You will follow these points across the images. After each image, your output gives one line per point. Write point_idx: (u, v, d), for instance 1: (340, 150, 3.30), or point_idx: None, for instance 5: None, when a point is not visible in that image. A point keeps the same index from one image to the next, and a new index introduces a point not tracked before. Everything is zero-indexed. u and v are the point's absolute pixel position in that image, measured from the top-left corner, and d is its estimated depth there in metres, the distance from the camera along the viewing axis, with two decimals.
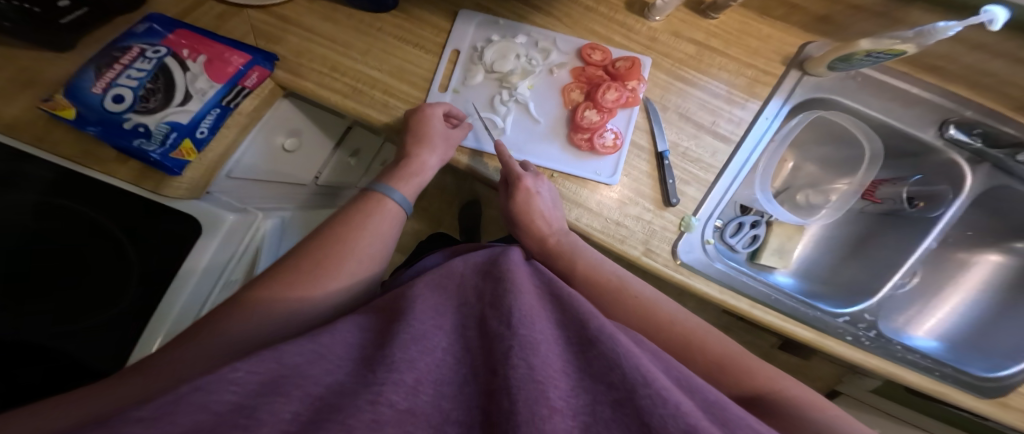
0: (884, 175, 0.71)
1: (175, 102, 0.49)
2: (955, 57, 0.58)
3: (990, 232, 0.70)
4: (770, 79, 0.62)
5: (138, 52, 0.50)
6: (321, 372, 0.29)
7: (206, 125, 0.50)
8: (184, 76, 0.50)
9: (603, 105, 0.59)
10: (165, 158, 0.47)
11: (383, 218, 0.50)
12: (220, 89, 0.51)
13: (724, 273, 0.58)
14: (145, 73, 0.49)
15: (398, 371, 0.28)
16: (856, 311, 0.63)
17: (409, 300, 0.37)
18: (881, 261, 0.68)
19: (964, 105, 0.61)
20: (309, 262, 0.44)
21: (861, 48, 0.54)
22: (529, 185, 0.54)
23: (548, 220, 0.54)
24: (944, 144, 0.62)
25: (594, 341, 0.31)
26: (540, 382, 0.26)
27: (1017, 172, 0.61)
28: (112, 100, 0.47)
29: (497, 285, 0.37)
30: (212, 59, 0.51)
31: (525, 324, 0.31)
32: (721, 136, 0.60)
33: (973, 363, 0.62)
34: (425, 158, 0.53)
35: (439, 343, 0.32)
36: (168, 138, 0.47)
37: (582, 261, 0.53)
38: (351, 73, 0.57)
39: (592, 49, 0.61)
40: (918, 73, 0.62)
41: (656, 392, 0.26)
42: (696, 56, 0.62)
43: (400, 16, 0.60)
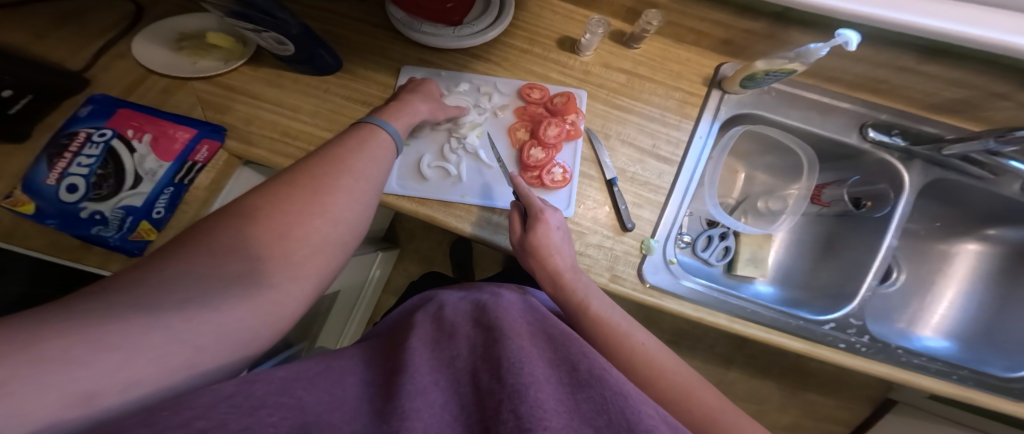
0: (827, 179, 0.73)
1: (127, 186, 0.52)
2: (843, 69, 0.63)
3: (957, 221, 0.69)
4: (696, 100, 0.66)
5: (85, 137, 0.53)
6: (342, 419, 0.28)
7: (162, 204, 0.53)
8: (132, 159, 0.53)
9: (546, 141, 0.61)
10: (123, 241, 0.50)
11: (360, 178, 0.42)
12: (170, 167, 0.54)
13: (695, 291, 0.56)
14: (94, 158, 0.52)
15: (409, 419, 0.28)
16: (841, 316, 0.59)
17: (403, 351, 0.37)
18: (851, 261, 0.66)
19: (875, 110, 0.65)
20: (306, 177, 0.39)
21: (759, 68, 0.60)
22: (549, 220, 0.53)
23: (563, 258, 0.53)
24: (871, 147, 0.65)
25: (584, 384, 0.32)
26: (532, 425, 0.27)
27: (950, 164, 0.63)
28: (67, 190, 0.50)
29: (489, 332, 0.38)
30: (158, 137, 0.55)
31: (519, 370, 0.32)
32: (663, 158, 0.63)
33: (993, 362, 0.61)
34: (417, 103, 0.55)
35: (436, 399, 0.31)
36: (126, 222, 0.51)
37: (595, 304, 0.51)
38: (304, 136, 0.60)
39: (531, 89, 0.64)
40: (825, 85, 0.66)
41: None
42: (627, 84, 0.66)
43: (344, 77, 0.62)
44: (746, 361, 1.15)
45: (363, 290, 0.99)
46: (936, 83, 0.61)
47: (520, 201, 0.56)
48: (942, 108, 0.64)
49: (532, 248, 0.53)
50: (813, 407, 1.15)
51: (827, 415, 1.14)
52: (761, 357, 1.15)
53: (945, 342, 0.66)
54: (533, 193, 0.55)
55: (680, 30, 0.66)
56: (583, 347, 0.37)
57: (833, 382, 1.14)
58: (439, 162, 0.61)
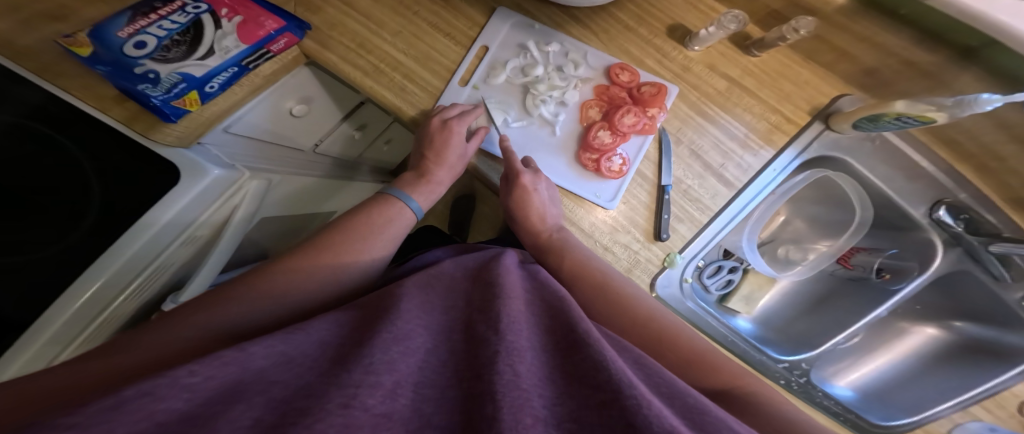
0: (863, 244, 0.76)
1: (195, 56, 0.50)
2: (976, 133, 0.59)
3: (937, 309, 0.76)
4: (790, 128, 0.62)
5: (179, 5, 0.51)
6: (288, 375, 0.31)
7: (218, 81, 0.51)
8: (214, 33, 0.50)
9: (619, 128, 0.59)
10: (165, 105, 0.47)
11: (380, 240, 0.53)
12: (245, 50, 0.51)
13: (692, 311, 0.64)
14: (176, 25, 0.50)
15: (377, 374, 0.31)
16: (796, 359, 0.71)
17: (397, 299, 0.43)
18: (833, 318, 0.76)
19: (961, 186, 0.63)
20: (337, 235, 0.51)
21: (895, 109, 0.54)
22: (527, 182, 0.56)
23: (546, 219, 0.58)
24: (929, 223, 0.67)
25: (578, 346, 0.36)
26: (525, 389, 0.31)
27: (982, 261, 0.66)
28: (134, 46, 0.48)
29: (485, 292, 0.45)
30: (247, 20, 0.52)
31: (511, 330, 0.37)
32: (726, 181, 0.62)
33: (875, 411, 0.71)
34: (437, 174, 0.56)
35: (423, 344, 0.38)
36: (176, 87, 0.48)
37: (567, 255, 0.54)
38: (377, 52, 0.56)
39: (621, 69, 0.59)
40: (936, 145, 0.63)
41: (636, 394, 0.29)
42: (725, 92, 0.61)
43: (439, 3, 0.59)
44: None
45: None
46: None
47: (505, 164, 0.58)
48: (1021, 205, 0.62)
49: (515, 204, 0.57)
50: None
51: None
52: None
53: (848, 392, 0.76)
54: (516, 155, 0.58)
55: (821, 46, 0.59)
56: (577, 312, 0.42)
57: None
58: (508, 122, 0.59)
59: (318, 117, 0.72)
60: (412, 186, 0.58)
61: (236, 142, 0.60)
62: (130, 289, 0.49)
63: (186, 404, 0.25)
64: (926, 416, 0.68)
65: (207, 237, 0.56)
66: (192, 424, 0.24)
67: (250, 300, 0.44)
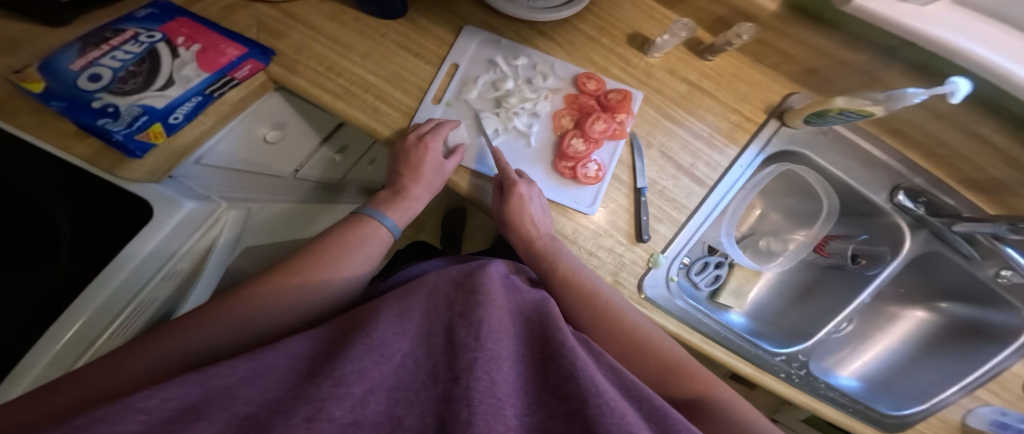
0: (837, 231, 0.78)
1: (155, 87, 0.50)
2: (918, 123, 0.64)
3: (921, 292, 0.78)
4: (750, 127, 0.66)
5: (131, 35, 0.52)
6: (255, 390, 0.30)
7: (182, 112, 0.51)
8: (172, 62, 0.52)
9: (590, 135, 0.61)
10: (128, 139, 0.47)
11: (360, 251, 0.52)
12: (206, 78, 0.52)
13: (682, 309, 0.63)
14: (131, 55, 0.50)
15: (346, 385, 0.30)
16: (792, 351, 0.70)
17: (374, 313, 0.42)
18: (821, 308, 0.76)
19: (916, 172, 0.68)
20: (313, 255, 0.50)
21: (836, 105, 0.58)
22: (523, 191, 0.56)
23: (539, 225, 0.57)
24: (892, 208, 0.69)
25: (552, 358, 0.37)
26: (500, 396, 0.31)
27: (949, 241, 0.69)
28: (88, 78, 0.48)
29: (469, 298, 0.43)
30: (206, 49, 0.53)
31: (492, 339, 0.36)
32: (698, 179, 0.64)
33: (885, 401, 0.69)
34: (415, 192, 0.56)
35: (400, 350, 0.37)
36: (138, 120, 0.48)
37: (562, 264, 0.54)
38: (347, 74, 0.58)
39: (588, 78, 0.62)
40: (887, 136, 0.68)
41: (603, 402, 0.30)
42: (686, 95, 0.65)
43: (406, 24, 0.61)
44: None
45: None
46: (995, 160, 0.61)
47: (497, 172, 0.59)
48: (973, 185, 0.67)
49: (508, 221, 0.57)
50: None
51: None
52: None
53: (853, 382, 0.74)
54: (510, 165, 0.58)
55: (765, 49, 0.64)
56: (557, 322, 0.43)
57: None
58: (486, 137, 0.60)
59: (294, 145, 0.73)
60: (388, 202, 0.57)
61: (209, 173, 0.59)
62: (112, 330, 0.46)
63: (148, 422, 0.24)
64: (935, 403, 0.64)
65: (188, 270, 0.54)
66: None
67: (229, 316, 0.43)
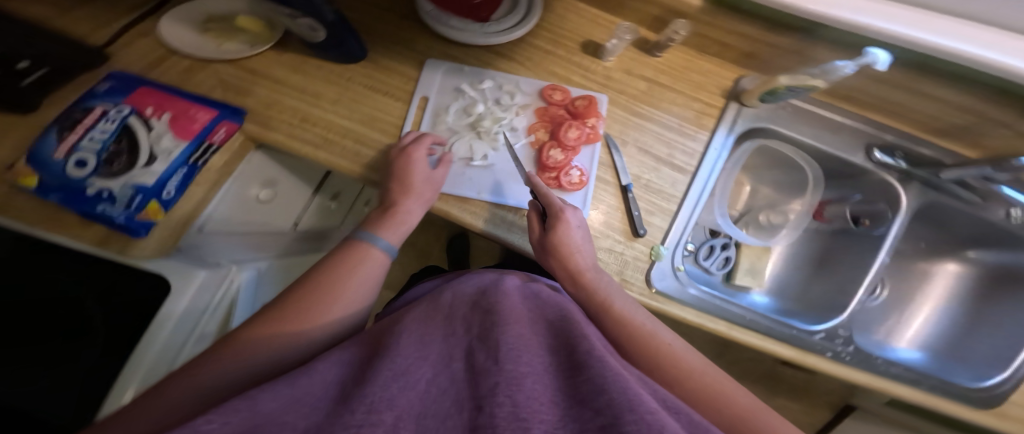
0: (829, 196, 0.77)
1: (140, 164, 0.52)
2: (864, 89, 0.66)
3: (939, 244, 0.76)
4: (714, 112, 0.68)
5: (100, 113, 0.54)
6: (297, 417, 0.26)
7: (173, 185, 0.52)
8: (149, 136, 0.53)
9: (566, 143, 0.63)
10: (130, 220, 0.50)
11: (352, 283, 0.48)
12: (185, 147, 0.54)
13: (698, 297, 0.60)
14: (108, 134, 0.52)
15: (378, 411, 0.27)
16: (830, 327, 0.65)
17: (394, 337, 0.39)
18: (843, 276, 0.72)
19: (883, 129, 0.69)
20: (315, 281, 0.47)
21: (782, 83, 0.61)
22: (569, 220, 0.56)
23: (585, 255, 0.56)
24: (875, 167, 0.69)
25: (581, 368, 0.33)
26: (525, 417, 0.27)
27: (942, 187, 0.68)
28: (75, 165, 0.50)
29: (485, 319, 0.40)
30: (177, 116, 0.55)
31: (512, 359, 0.33)
32: (678, 167, 0.65)
33: (960, 372, 0.66)
34: (410, 207, 0.55)
35: (423, 377, 0.33)
36: (134, 200, 0.50)
37: (617, 304, 0.52)
38: (322, 122, 0.60)
39: (553, 90, 0.65)
40: (847, 106, 0.70)
41: (640, 417, 0.26)
42: (647, 91, 0.67)
43: (369, 66, 0.63)
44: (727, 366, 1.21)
45: None
46: (948, 109, 0.64)
47: (539, 200, 0.58)
48: (943, 131, 0.68)
49: (554, 249, 0.55)
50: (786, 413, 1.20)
51: (796, 420, 1.20)
52: (739, 364, 1.21)
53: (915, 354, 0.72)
54: (551, 193, 0.58)
55: (705, 41, 0.68)
56: (580, 332, 0.39)
57: (803, 388, 1.21)
58: (471, 162, 0.62)
59: (285, 201, 0.75)
60: (380, 223, 0.55)
61: (214, 239, 0.61)
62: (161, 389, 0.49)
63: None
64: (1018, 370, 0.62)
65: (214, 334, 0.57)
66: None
67: (210, 367, 0.38)
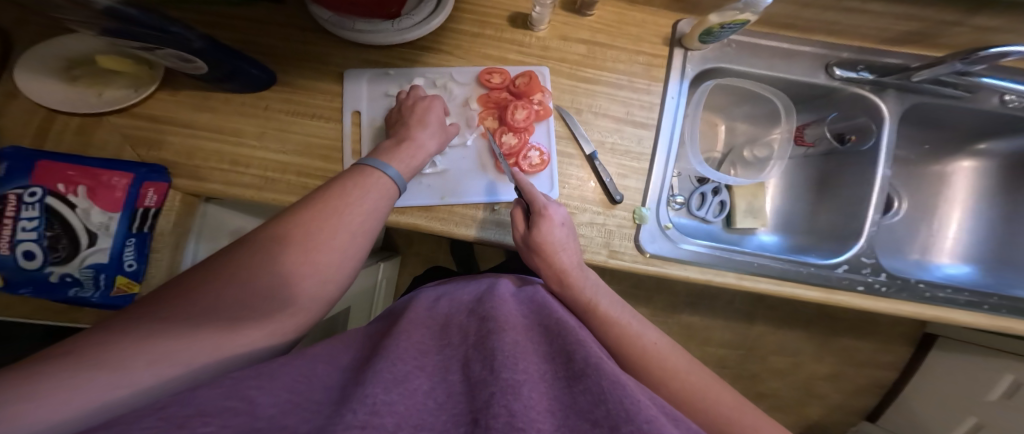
0: (805, 119, 0.71)
1: (84, 245, 0.50)
2: (795, 15, 0.61)
3: (944, 142, 0.69)
4: (661, 62, 0.62)
5: (15, 199, 0.49)
6: (299, 421, 0.22)
7: (130, 257, 0.52)
8: (76, 215, 0.50)
9: (516, 125, 0.58)
10: (106, 298, 0.52)
11: (328, 251, 0.39)
12: (120, 217, 0.51)
13: (697, 252, 0.52)
14: (36, 220, 0.49)
15: (380, 415, 0.23)
16: (851, 257, 0.57)
17: (389, 338, 0.33)
18: (846, 196, 0.66)
19: (835, 49, 0.63)
20: (300, 233, 0.39)
21: (711, 23, 0.56)
22: (552, 214, 0.49)
23: (568, 249, 0.50)
24: (842, 84, 0.63)
25: (581, 375, 0.28)
26: (521, 426, 0.23)
27: (919, 88, 0.62)
28: (24, 258, 0.49)
29: (483, 323, 0.34)
30: (94, 187, 0.50)
31: (508, 367, 0.28)
32: (640, 124, 0.59)
33: (1016, 284, 0.63)
34: (423, 140, 0.52)
35: (421, 385, 0.27)
36: (100, 279, 0.51)
37: (601, 304, 0.48)
38: (256, 162, 0.56)
39: (490, 74, 0.61)
40: (784, 31, 0.64)
41: (639, 427, 0.23)
42: (590, 54, 0.61)
43: (285, 89, 0.58)
44: (769, 314, 1.09)
45: (375, 297, 0.93)
46: (890, 20, 0.59)
47: (523, 197, 0.52)
48: (898, 41, 0.62)
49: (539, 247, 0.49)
50: (852, 354, 1.10)
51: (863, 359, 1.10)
52: (781, 308, 1.09)
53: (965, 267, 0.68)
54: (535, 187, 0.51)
55: None
56: (582, 337, 0.34)
57: (863, 325, 1.08)
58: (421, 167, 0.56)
59: None
60: (391, 151, 0.51)
61: None
62: None
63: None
64: None
65: None
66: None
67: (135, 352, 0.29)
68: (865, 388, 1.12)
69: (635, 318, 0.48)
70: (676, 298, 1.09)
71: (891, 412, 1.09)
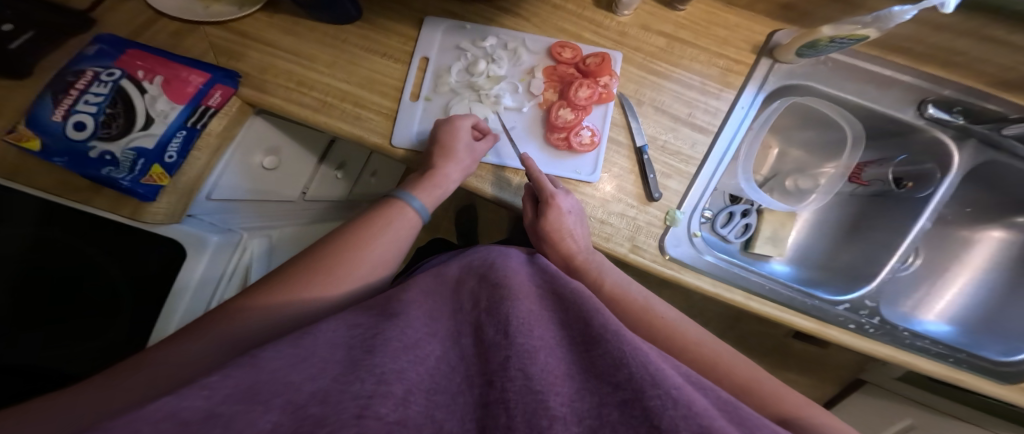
0: (868, 158, 0.73)
1: (138, 127, 0.52)
2: (922, 39, 0.60)
3: (988, 209, 0.71)
4: (742, 68, 0.62)
5: (92, 75, 0.52)
6: (303, 378, 0.28)
7: (173, 149, 0.53)
8: (143, 100, 0.53)
9: (577, 103, 0.59)
10: (135, 184, 0.50)
11: (379, 242, 0.49)
12: (182, 110, 0.54)
13: (714, 265, 0.57)
14: (102, 97, 0.51)
15: (389, 383, 0.27)
16: (855, 298, 0.63)
17: (402, 307, 0.39)
18: (876, 242, 0.69)
19: (941, 85, 0.63)
20: (347, 245, 0.48)
21: (823, 35, 0.55)
22: (561, 204, 0.53)
23: (578, 239, 0.54)
24: (927, 124, 0.63)
25: (596, 341, 0.31)
26: (541, 390, 0.27)
27: (1004, 146, 0.62)
28: (74, 127, 0.50)
29: (493, 291, 0.39)
30: (169, 79, 0.54)
31: (525, 332, 0.32)
32: (698, 127, 0.60)
33: (989, 346, 0.63)
34: (448, 170, 0.54)
35: (433, 351, 0.33)
36: (137, 164, 0.51)
37: (609, 280, 0.53)
38: (320, 87, 0.58)
39: (562, 47, 0.61)
40: (889, 55, 0.64)
41: (666, 393, 0.26)
42: (666, 48, 0.62)
43: (366, 26, 0.60)
44: (734, 339, 1.19)
45: None
46: (1003, 51, 0.58)
47: (533, 184, 0.56)
48: (1010, 83, 0.62)
49: (548, 236, 0.54)
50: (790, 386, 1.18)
51: (805, 395, 1.17)
52: (746, 335, 1.19)
53: (946, 328, 0.69)
54: (544, 175, 0.55)
55: None
56: (595, 302, 0.37)
57: (813, 360, 1.18)
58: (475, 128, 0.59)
59: (292, 167, 0.77)
60: (416, 183, 0.55)
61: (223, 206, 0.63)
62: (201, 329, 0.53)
63: (207, 403, 0.24)
64: None
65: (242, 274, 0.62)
66: (214, 424, 0.23)
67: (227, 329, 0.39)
68: None
69: (653, 298, 0.54)
70: None
71: None
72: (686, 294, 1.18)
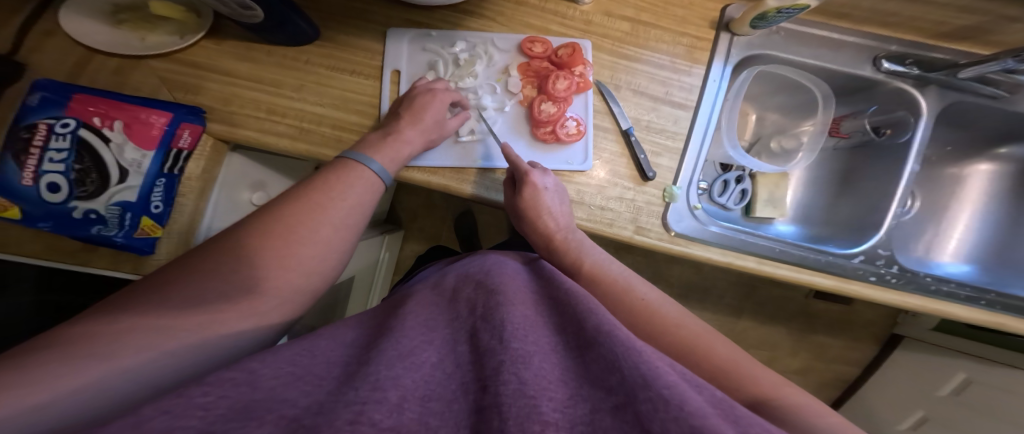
0: (843, 112, 0.73)
1: (114, 181, 0.49)
2: (856, 3, 0.61)
3: (970, 145, 0.72)
4: (705, 44, 0.63)
5: (46, 129, 0.47)
6: (297, 394, 0.24)
7: (158, 199, 0.51)
8: (110, 150, 0.48)
9: (556, 95, 0.58)
10: (130, 239, 0.50)
11: (307, 244, 0.41)
12: (154, 157, 0.50)
13: (720, 234, 0.55)
14: (65, 153, 0.47)
15: (382, 389, 0.23)
16: (868, 248, 0.61)
17: (397, 319, 0.34)
18: (869, 191, 0.69)
19: (886, 41, 0.64)
20: (304, 208, 0.42)
21: (771, 6, 0.56)
22: (535, 180, 0.51)
23: (559, 221, 0.52)
24: (886, 77, 0.65)
25: (591, 343, 0.28)
26: (533, 394, 0.23)
27: (963, 87, 0.64)
28: (49, 190, 0.47)
29: (490, 297, 0.35)
30: (131, 123, 0.49)
31: (518, 338, 0.28)
32: (678, 104, 0.60)
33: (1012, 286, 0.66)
34: (404, 132, 0.51)
35: (428, 358, 0.28)
36: (125, 219, 0.49)
37: (589, 260, 0.51)
38: (291, 113, 0.56)
39: (532, 43, 0.61)
40: (834, 22, 0.65)
41: (658, 393, 0.22)
42: (632, 32, 0.62)
43: (326, 45, 0.59)
44: (755, 308, 1.15)
45: (376, 272, 0.95)
46: (950, 12, 0.60)
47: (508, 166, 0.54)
48: (952, 36, 0.64)
49: (524, 212, 0.52)
50: (825, 349, 1.16)
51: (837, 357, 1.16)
52: (768, 305, 1.15)
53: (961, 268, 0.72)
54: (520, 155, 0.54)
55: None
56: (591, 302, 0.34)
57: (843, 321, 1.15)
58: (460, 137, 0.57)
59: None
60: (375, 146, 0.50)
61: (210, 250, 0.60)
62: None
63: (203, 422, 0.20)
64: None
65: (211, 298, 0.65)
66: None
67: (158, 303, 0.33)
68: (831, 382, 1.18)
69: (638, 281, 0.50)
70: (675, 285, 1.14)
71: (852, 403, 1.15)
72: (697, 266, 1.13)
